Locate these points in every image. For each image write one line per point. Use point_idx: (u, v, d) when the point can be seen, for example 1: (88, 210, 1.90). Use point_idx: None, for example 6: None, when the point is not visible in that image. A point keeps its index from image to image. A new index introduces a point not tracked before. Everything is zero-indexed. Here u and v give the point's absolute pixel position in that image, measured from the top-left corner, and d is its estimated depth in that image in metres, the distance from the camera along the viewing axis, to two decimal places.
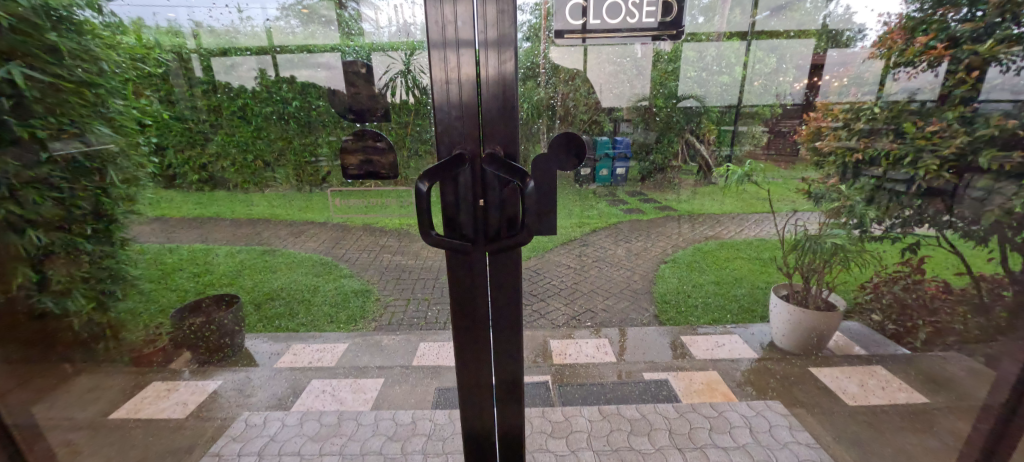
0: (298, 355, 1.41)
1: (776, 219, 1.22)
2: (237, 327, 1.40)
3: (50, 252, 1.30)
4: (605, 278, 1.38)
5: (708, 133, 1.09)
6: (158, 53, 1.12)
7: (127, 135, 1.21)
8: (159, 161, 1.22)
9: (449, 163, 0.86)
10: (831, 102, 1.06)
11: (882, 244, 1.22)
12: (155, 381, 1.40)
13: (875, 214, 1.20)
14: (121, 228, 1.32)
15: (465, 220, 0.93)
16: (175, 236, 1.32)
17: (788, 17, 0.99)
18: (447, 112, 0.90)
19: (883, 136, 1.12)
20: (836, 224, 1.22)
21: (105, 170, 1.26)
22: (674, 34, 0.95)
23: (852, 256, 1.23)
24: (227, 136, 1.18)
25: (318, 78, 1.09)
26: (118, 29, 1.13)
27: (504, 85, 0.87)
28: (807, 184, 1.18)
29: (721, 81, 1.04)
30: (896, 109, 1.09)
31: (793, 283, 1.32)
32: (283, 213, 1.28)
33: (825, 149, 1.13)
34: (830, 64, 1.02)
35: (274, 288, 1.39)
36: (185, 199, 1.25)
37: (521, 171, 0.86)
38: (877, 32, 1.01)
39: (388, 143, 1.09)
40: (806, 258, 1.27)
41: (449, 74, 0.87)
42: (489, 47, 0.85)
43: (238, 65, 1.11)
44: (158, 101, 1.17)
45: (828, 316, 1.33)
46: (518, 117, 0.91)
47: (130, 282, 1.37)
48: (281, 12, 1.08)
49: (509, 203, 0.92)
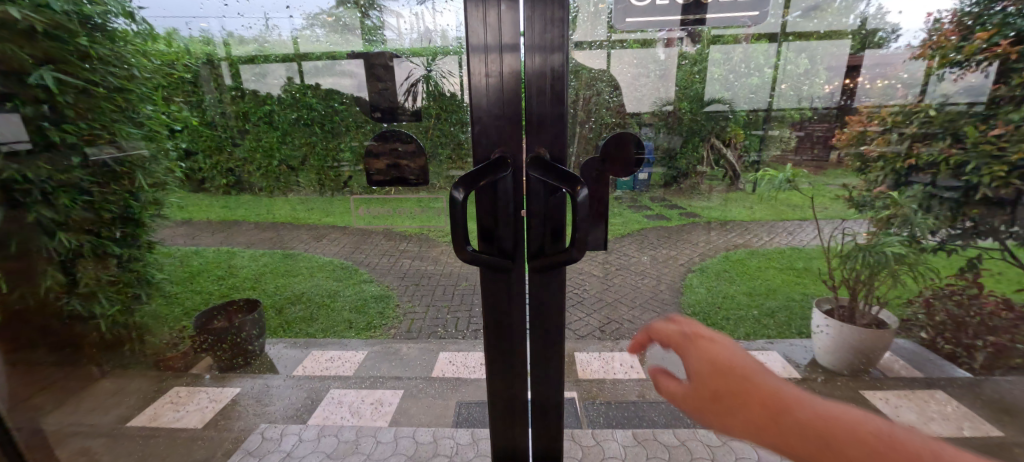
0: (324, 367, 1.44)
1: (820, 226, 1.15)
2: (258, 334, 1.44)
3: (77, 253, 1.41)
4: (630, 286, 1.29)
5: (735, 137, 1.04)
6: (188, 59, 1.16)
7: (157, 140, 1.27)
8: (187, 166, 1.27)
9: (488, 171, 0.88)
10: (875, 105, 0.99)
11: (938, 256, 1.14)
12: (174, 387, 1.45)
13: (932, 223, 1.12)
14: (148, 232, 1.41)
15: (506, 231, 0.97)
16: (199, 240, 1.39)
17: (818, 17, 0.93)
18: (486, 107, 0.92)
19: (938, 140, 1.05)
20: (886, 233, 1.14)
21: (134, 175, 1.34)
22: (756, 16, 0.93)
23: (908, 268, 1.15)
24: (254, 142, 1.20)
25: (341, 87, 1.09)
26: (148, 35, 1.17)
27: (552, 85, 0.90)
28: (847, 190, 1.11)
29: (749, 83, 0.99)
30: (953, 111, 1.02)
31: (838, 297, 1.23)
32: (305, 217, 1.29)
33: (871, 155, 1.06)
34: (867, 66, 0.95)
35: (296, 292, 1.44)
36: (211, 203, 1.29)
37: (570, 176, 0.85)
38: (920, 29, 0.93)
39: (419, 146, 1.07)
40: (855, 267, 1.18)
41: (490, 76, 0.90)
42: (535, 51, 0.88)
43: (268, 73, 1.13)
44: (188, 107, 1.19)
45: (877, 334, 1.22)
46: (563, 118, 0.92)
47: (156, 285, 1.46)
48: (307, 21, 1.08)
49: (553, 209, 0.95)
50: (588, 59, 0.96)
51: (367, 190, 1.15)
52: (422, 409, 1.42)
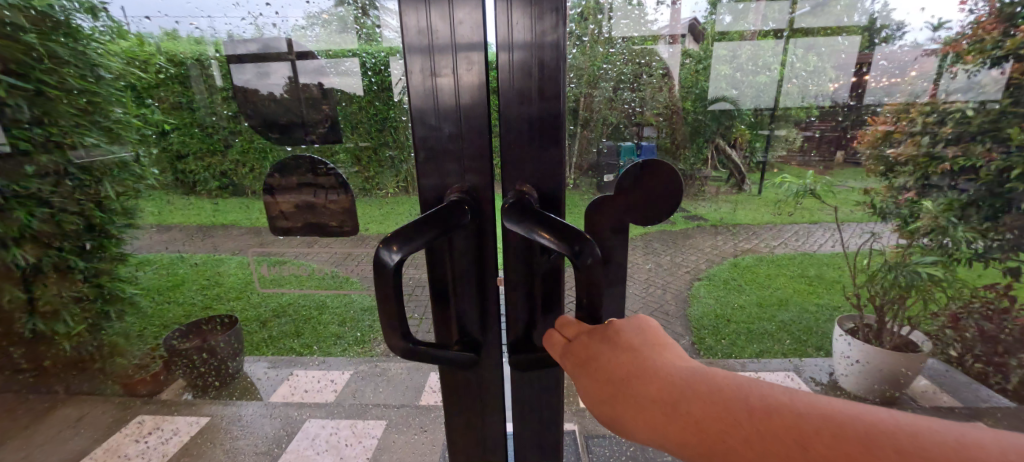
0: (303, 392, 1.35)
1: (841, 231, 1.09)
2: (235, 350, 1.35)
3: (38, 268, 1.35)
4: (635, 297, 1.18)
5: (740, 137, 1.00)
6: (157, 59, 1.12)
7: (125, 140, 1.22)
8: (158, 172, 1.22)
9: (426, 225, 0.80)
10: (904, 103, 0.96)
11: (971, 268, 1.06)
12: (141, 414, 1.37)
13: (973, 235, 1.03)
14: (118, 243, 1.34)
15: (467, 291, 0.99)
16: (173, 244, 1.31)
17: (827, 13, 0.92)
18: (436, 122, 0.90)
19: (978, 144, 0.98)
20: (925, 251, 1.06)
21: (101, 183, 1.29)
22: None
23: (945, 288, 1.07)
24: (246, 143, 1.13)
25: (345, 88, 1.05)
26: (114, 33, 1.15)
27: (533, 84, 0.85)
28: (870, 196, 1.05)
29: (757, 82, 0.97)
30: (991, 112, 0.94)
31: (864, 317, 1.15)
32: (297, 225, 1.21)
33: (900, 157, 1.01)
34: (878, 63, 0.94)
35: (281, 304, 1.34)
36: (200, 206, 1.22)
37: (576, 233, 0.76)
38: (960, 20, 0.90)
39: (337, 176, 1.12)
40: (889, 290, 1.10)
41: (438, 76, 0.86)
42: (515, 49, 0.82)
43: (272, 72, 1.07)
44: (159, 110, 1.16)
45: (909, 358, 1.12)
46: (550, 122, 0.87)
47: (131, 301, 1.37)
48: (307, 21, 1.04)
49: (532, 273, 0.96)
50: (598, 57, 0.97)
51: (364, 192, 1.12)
52: (412, 441, 1.37)
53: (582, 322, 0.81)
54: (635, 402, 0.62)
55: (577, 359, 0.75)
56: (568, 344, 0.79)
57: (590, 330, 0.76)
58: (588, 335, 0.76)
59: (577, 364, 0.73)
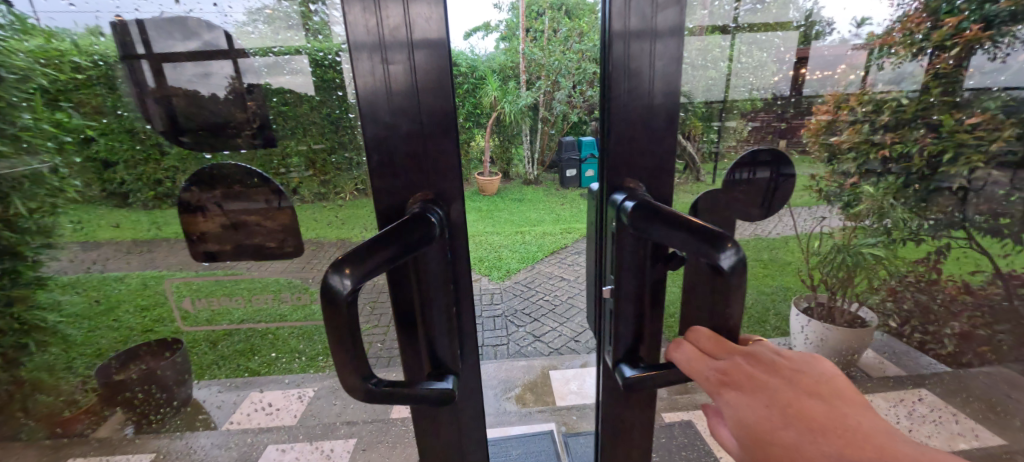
0: (259, 420, 1.39)
1: (794, 216, 1.11)
2: (182, 377, 1.28)
3: None
4: None
5: (694, 129, 0.98)
6: (72, 56, 1.00)
7: (38, 151, 1.08)
8: (82, 183, 1.10)
9: (376, 244, 0.74)
10: (841, 94, 1.03)
11: (902, 245, 1.19)
12: (74, 454, 1.26)
13: (905, 213, 1.17)
14: (33, 268, 1.17)
15: (435, 316, 0.92)
16: (106, 264, 1.20)
17: (766, 10, 0.95)
18: (392, 117, 0.86)
19: (915, 129, 1.12)
20: (864, 231, 1.16)
21: (9, 199, 1.12)
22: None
23: (884, 265, 1.19)
24: (185, 149, 1.04)
25: (292, 87, 1.01)
26: (18, 30, 1.02)
27: (640, 78, 0.88)
28: (819, 182, 1.10)
29: (708, 77, 0.95)
30: (922, 100, 1.09)
31: (817, 295, 1.21)
32: (245, 238, 1.14)
33: (845, 145, 1.09)
34: (817, 57, 0.99)
35: (232, 323, 1.26)
36: (134, 220, 1.10)
37: (703, 235, 0.71)
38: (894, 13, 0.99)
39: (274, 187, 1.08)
40: (834, 267, 1.19)
41: (388, 65, 0.82)
42: (619, 37, 0.85)
43: (212, 72, 0.97)
44: (79, 115, 1.05)
45: (859, 332, 1.23)
46: (655, 119, 0.91)
47: (54, 331, 1.20)
48: (248, 17, 0.98)
49: (643, 285, 0.95)
50: None
51: (320, 197, 1.10)
52: None
53: (722, 338, 0.74)
54: (810, 448, 0.53)
55: (726, 379, 0.67)
56: (713, 363, 0.71)
57: (747, 352, 0.68)
58: (745, 358, 0.67)
59: (727, 387, 0.66)
